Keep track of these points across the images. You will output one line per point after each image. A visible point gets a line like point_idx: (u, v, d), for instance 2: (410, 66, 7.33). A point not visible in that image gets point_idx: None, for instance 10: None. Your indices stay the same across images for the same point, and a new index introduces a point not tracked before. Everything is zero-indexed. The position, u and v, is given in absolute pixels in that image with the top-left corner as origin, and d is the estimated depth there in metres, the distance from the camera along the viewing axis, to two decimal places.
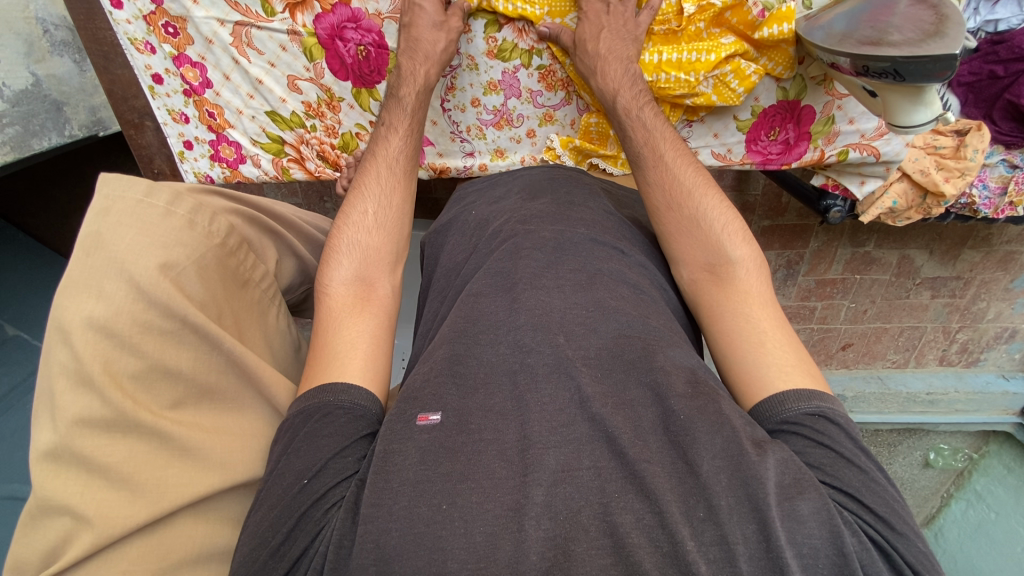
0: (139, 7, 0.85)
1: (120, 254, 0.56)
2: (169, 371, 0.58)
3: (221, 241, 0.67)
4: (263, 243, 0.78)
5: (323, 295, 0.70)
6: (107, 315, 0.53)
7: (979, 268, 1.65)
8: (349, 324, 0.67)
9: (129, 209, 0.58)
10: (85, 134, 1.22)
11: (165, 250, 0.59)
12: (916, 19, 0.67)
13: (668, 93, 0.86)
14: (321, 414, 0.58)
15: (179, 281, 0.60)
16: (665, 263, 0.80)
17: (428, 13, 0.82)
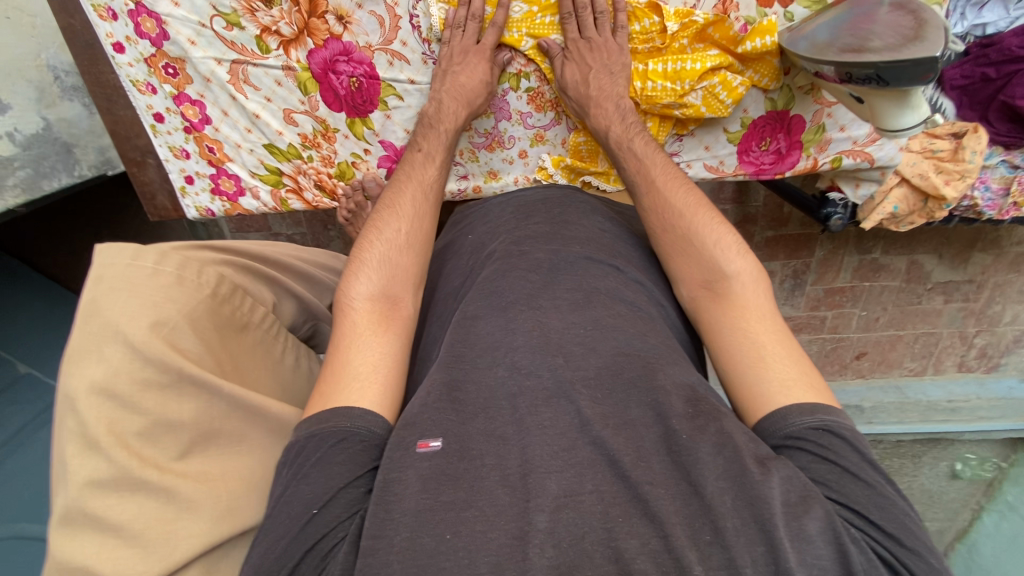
0: (140, 50, 0.88)
1: (115, 317, 0.57)
2: (172, 423, 0.58)
3: (212, 291, 0.69)
4: (259, 288, 0.80)
5: (346, 308, 0.69)
6: (107, 377, 0.55)
7: (991, 271, 1.62)
8: (374, 342, 0.66)
9: (120, 273, 0.60)
10: (94, 174, 1.25)
11: (158, 308, 0.60)
12: (895, 25, 0.67)
13: (655, 101, 0.86)
14: (336, 439, 0.57)
15: (173, 337, 0.61)
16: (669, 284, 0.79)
17: (462, 38, 0.84)
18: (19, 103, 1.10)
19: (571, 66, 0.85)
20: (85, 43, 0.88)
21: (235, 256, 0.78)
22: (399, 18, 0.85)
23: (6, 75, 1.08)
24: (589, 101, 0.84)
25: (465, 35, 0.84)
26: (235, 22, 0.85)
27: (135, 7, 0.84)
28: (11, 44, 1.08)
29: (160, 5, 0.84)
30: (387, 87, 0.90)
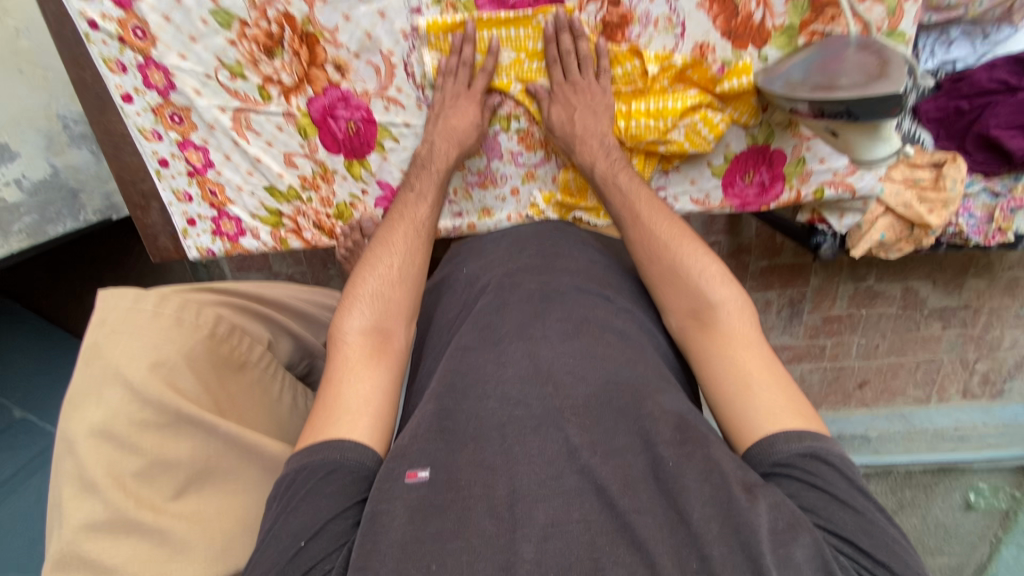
0: (148, 101, 0.92)
1: (116, 360, 0.60)
2: (169, 463, 0.61)
3: (210, 331, 0.71)
4: (254, 326, 0.82)
5: (339, 342, 0.70)
6: (106, 420, 0.58)
7: (987, 296, 1.64)
8: (365, 375, 0.66)
9: (123, 317, 0.63)
10: (99, 218, 1.29)
11: (158, 350, 0.63)
12: (861, 65, 0.71)
13: (639, 139, 0.90)
14: (325, 471, 0.57)
15: (171, 378, 0.63)
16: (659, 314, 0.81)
17: (455, 83, 0.88)
18: (29, 151, 1.14)
19: (557, 107, 0.88)
20: (96, 95, 0.92)
21: (232, 297, 0.82)
22: (394, 67, 0.89)
23: (18, 125, 1.12)
24: (573, 139, 0.88)
25: (458, 80, 0.88)
26: (239, 73, 0.90)
27: (144, 61, 0.89)
28: (24, 95, 1.13)
29: (168, 59, 0.89)
30: (384, 130, 0.94)
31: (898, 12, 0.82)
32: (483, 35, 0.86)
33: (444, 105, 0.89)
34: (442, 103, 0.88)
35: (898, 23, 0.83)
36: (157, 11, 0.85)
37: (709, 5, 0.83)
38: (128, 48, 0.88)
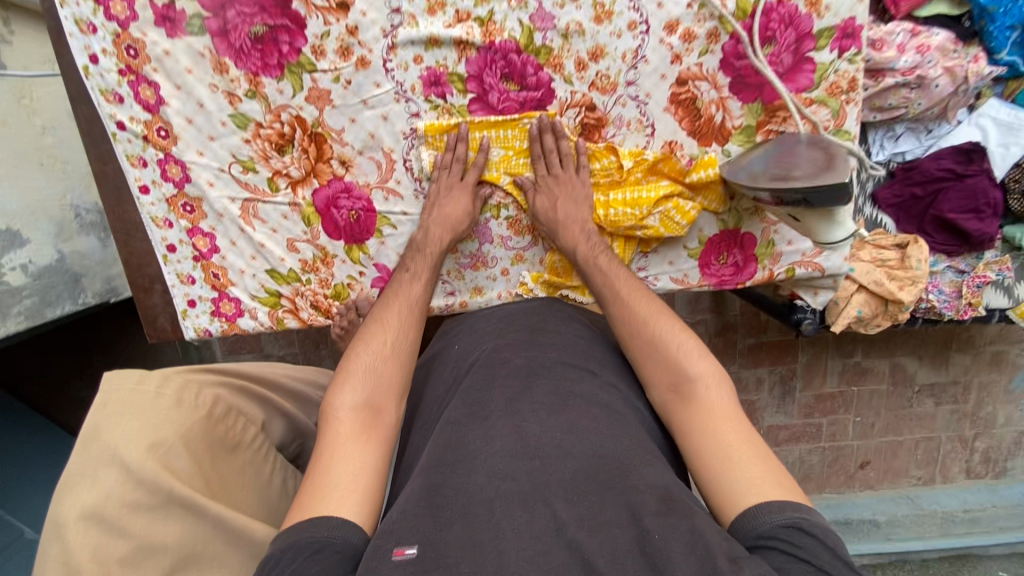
0: (163, 191, 0.99)
1: (113, 442, 0.63)
2: (155, 548, 0.62)
3: (208, 412, 0.74)
4: (249, 405, 0.83)
5: (329, 419, 0.71)
6: (99, 503, 0.60)
7: (974, 371, 1.68)
8: (354, 452, 0.67)
9: (124, 398, 0.67)
10: (97, 300, 1.33)
11: (155, 431, 0.66)
12: (812, 159, 0.80)
13: (619, 224, 0.97)
14: (312, 549, 0.56)
15: (166, 459, 0.66)
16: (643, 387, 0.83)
17: (450, 175, 0.96)
18: (40, 238, 1.20)
19: (541, 196, 0.96)
20: (115, 187, 0.99)
21: (232, 377, 0.84)
22: (394, 162, 0.98)
23: (34, 214, 1.20)
24: (556, 223, 0.95)
25: (453, 173, 0.96)
26: (251, 168, 0.98)
27: (164, 157, 0.97)
28: (43, 187, 1.22)
29: (186, 155, 0.97)
30: (382, 217, 1.01)
31: (841, 113, 0.93)
32: (475, 135, 0.96)
33: (440, 194, 0.96)
34: (438, 193, 0.96)
35: (842, 122, 0.94)
36: (182, 115, 0.95)
37: (675, 109, 0.94)
38: (151, 146, 0.96)
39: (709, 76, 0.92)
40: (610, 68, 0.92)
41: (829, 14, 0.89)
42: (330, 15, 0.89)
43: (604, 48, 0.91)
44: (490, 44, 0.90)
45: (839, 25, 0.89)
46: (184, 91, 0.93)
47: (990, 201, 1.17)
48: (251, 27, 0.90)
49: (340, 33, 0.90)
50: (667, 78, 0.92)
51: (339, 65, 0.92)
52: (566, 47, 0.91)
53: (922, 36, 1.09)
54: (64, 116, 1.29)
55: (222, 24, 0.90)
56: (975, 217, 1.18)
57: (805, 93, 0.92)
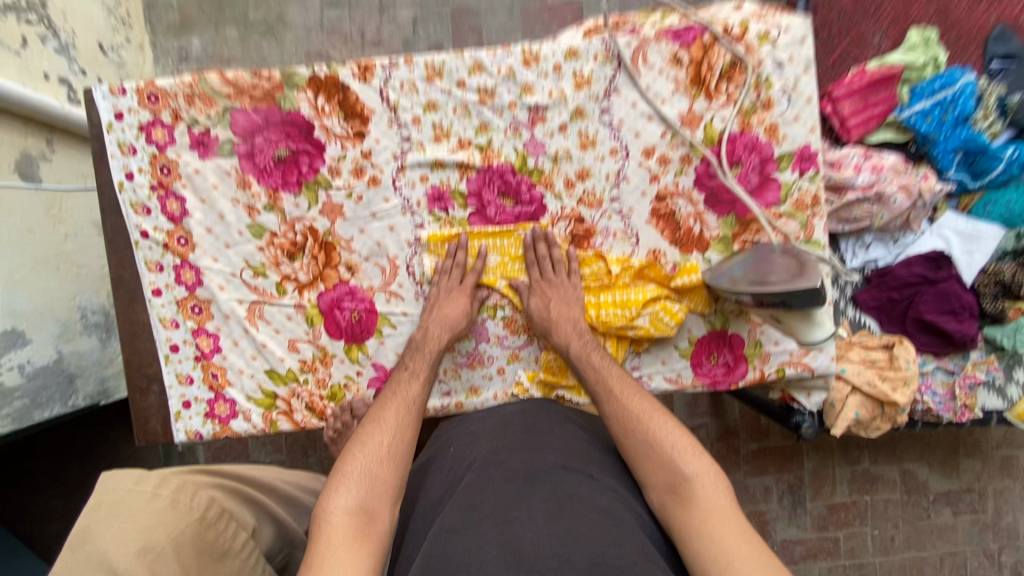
0: (175, 294, 1.04)
1: (104, 542, 0.72)
2: None
3: (201, 515, 0.81)
4: (242, 510, 0.89)
5: (322, 523, 0.76)
6: None
7: (988, 478, 1.65)
8: (345, 558, 0.72)
9: (118, 499, 0.77)
10: (86, 402, 1.33)
11: (146, 533, 0.74)
12: (785, 265, 0.87)
13: (610, 324, 1.01)
14: None
15: (155, 562, 0.73)
16: (638, 486, 0.87)
17: (450, 278, 1.02)
18: (44, 339, 1.23)
19: (535, 297, 1.01)
20: (129, 291, 1.04)
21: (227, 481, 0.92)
22: (398, 268, 1.04)
23: (42, 316, 1.23)
24: (549, 323, 0.99)
25: (454, 276, 1.02)
26: (261, 272, 1.04)
27: (181, 262, 1.03)
28: (55, 291, 1.27)
29: (202, 261, 1.03)
30: (383, 318, 1.05)
31: (809, 225, 1.02)
32: (474, 243, 1.03)
33: (440, 296, 1.01)
34: (439, 294, 1.01)
35: (811, 233, 1.03)
36: (203, 225, 1.03)
37: (656, 222, 1.03)
38: (170, 252, 1.03)
39: (686, 193, 1.02)
40: (596, 187, 1.02)
41: (787, 141, 1.01)
42: (347, 141, 1.01)
43: (590, 170, 1.02)
44: (488, 166, 1.02)
45: (796, 151, 1.01)
46: (208, 204, 1.02)
47: (965, 303, 1.23)
48: (276, 151, 1.01)
49: (355, 156, 1.01)
50: (647, 195, 1.02)
51: (352, 183, 1.02)
52: (556, 169, 1.02)
53: (875, 159, 1.22)
54: (87, 225, 1.39)
55: (249, 148, 1.01)
56: (954, 319, 1.23)
57: (774, 208, 1.02)
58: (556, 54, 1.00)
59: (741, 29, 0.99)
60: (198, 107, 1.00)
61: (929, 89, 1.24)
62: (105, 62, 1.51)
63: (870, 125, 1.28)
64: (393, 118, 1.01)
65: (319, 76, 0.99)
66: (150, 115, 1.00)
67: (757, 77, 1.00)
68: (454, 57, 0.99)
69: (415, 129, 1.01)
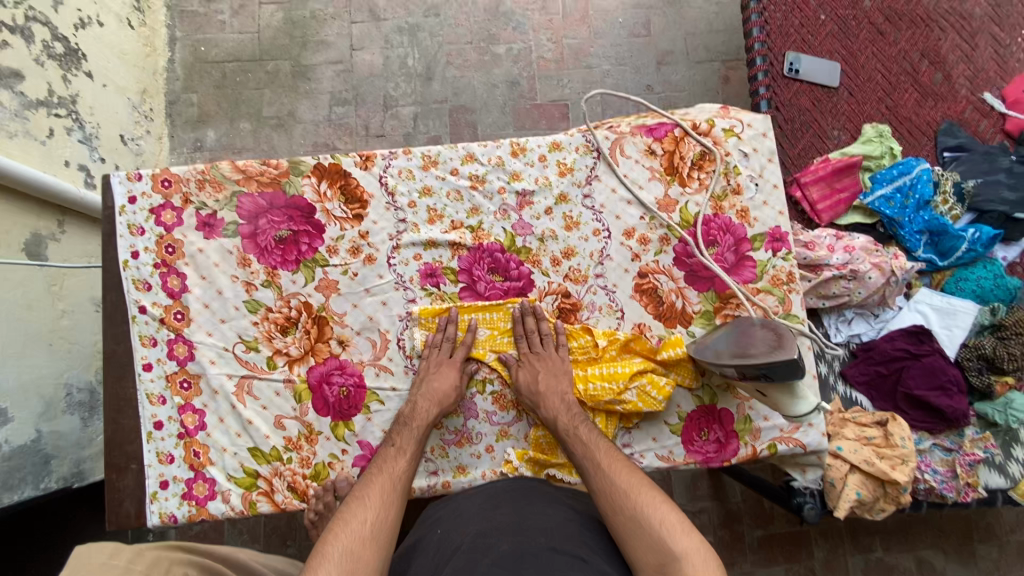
0: (165, 369, 1.04)
1: None
2: None
3: None
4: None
5: None
6: None
7: (1005, 566, 1.62)
8: None
9: (91, 570, 0.77)
10: (59, 485, 1.28)
11: None
12: (764, 338, 0.89)
13: (598, 398, 1.00)
14: None
15: None
16: (627, 566, 0.86)
17: (440, 352, 1.03)
18: (27, 416, 1.21)
19: (524, 370, 1.02)
20: (119, 365, 1.04)
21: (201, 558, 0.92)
22: (389, 341, 1.06)
23: (26, 393, 1.22)
24: (538, 396, 0.99)
25: (444, 351, 1.04)
26: (253, 346, 1.05)
27: (175, 337, 1.05)
28: (44, 367, 1.27)
29: (195, 335, 1.05)
30: (372, 393, 1.05)
31: (786, 300, 1.06)
32: (464, 318, 1.06)
33: (429, 369, 1.02)
34: (429, 368, 1.02)
35: (790, 308, 1.07)
36: (201, 300, 1.05)
37: (640, 297, 1.07)
38: (165, 327, 1.05)
39: (666, 270, 1.07)
40: (581, 264, 1.07)
41: (759, 223, 1.08)
42: (346, 223, 1.07)
43: (574, 249, 1.07)
44: (480, 245, 1.07)
45: (768, 232, 1.08)
46: (207, 281, 1.06)
47: (952, 378, 1.24)
48: (277, 231, 1.06)
49: (353, 236, 1.07)
50: (630, 272, 1.07)
51: (349, 261, 1.07)
52: (542, 248, 1.08)
53: (846, 239, 1.30)
54: (86, 302, 1.42)
55: (252, 229, 1.07)
56: (943, 394, 1.24)
57: (751, 284, 1.07)
58: (541, 147, 1.10)
59: (707, 126, 1.10)
60: (207, 192, 1.07)
61: (888, 176, 1.36)
62: (125, 150, 1.62)
63: (839, 208, 1.38)
64: (390, 202, 1.08)
65: (323, 165, 1.08)
66: (162, 198, 1.07)
67: (726, 166, 1.09)
68: (449, 149, 1.09)
69: (410, 212, 1.08)
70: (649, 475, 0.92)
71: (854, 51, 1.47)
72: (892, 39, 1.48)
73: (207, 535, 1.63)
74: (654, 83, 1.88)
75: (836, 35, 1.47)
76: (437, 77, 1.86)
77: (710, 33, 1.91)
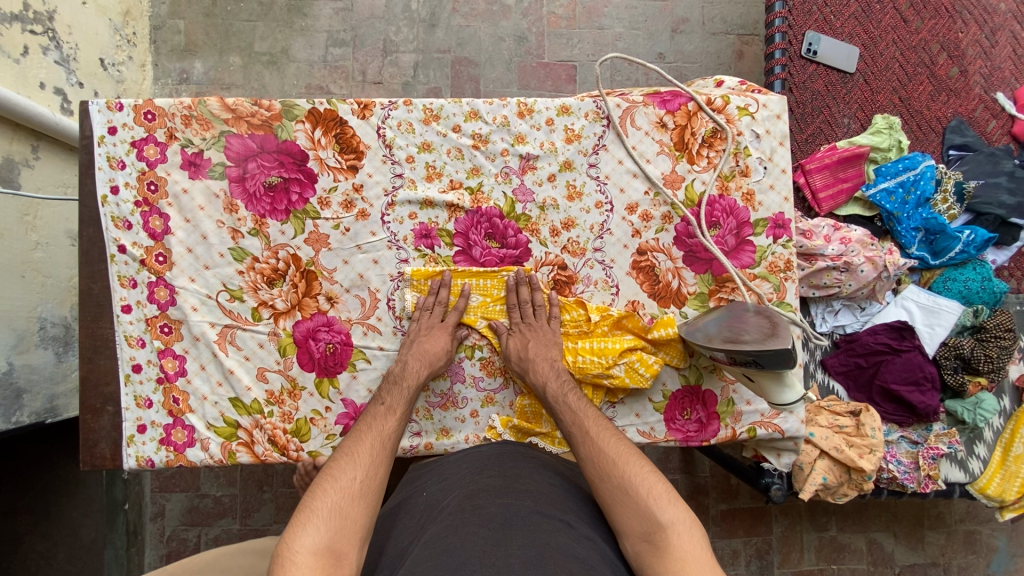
0: (145, 312, 1.01)
1: None
2: None
3: None
4: None
5: (288, 565, 0.75)
6: None
7: (950, 552, 1.72)
8: None
9: None
10: (31, 420, 1.26)
11: None
12: (759, 324, 0.89)
13: (587, 371, 1.00)
14: None
15: None
16: (610, 532, 0.89)
17: (431, 317, 1.02)
18: None
19: (515, 337, 1.01)
20: (96, 304, 1.00)
21: None
22: (378, 301, 1.04)
23: None
24: (527, 364, 0.98)
25: (436, 315, 1.02)
26: (238, 295, 1.02)
27: (156, 280, 1.01)
28: (16, 299, 1.23)
29: (178, 280, 1.01)
30: (358, 351, 1.03)
31: (782, 288, 1.06)
32: (457, 282, 1.04)
33: (419, 332, 1.00)
34: (419, 331, 1.00)
35: (784, 296, 1.07)
36: (184, 243, 1.01)
37: (636, 273, 1.05)
38: (146, 269, 1.01)
39: (665, 249, 1.05)
40: (580, 236, 1.05)
41: (763, 208, 1.06)
42: (340, 173, 1.02)
43: (575, 220, 1.05)
44: (478, 208, 1.04)
45: (771, 217, 1.06)
46: (192, 224, 1.01)
47: (928, 374, 1.27)
48: (267, 177, 1.01)
49: (346, 189, 1.03)
50: (629, 248, 1.05)
51: (341, 214, 1.03)
52: (542, 217, 1.05)
53: (843, 230, 1.28)
54: (61, 235, 1.36)
55: (241, 172, 1.01)
56: (917, 390, 1.27)
57: (748, 269, 1.06)
58: (548, 109, 1.05)
59: (722, 102, 1.06)
60: (194, 128, 1.01)
61: (893, 170, 1.34)
62: (105, 76, 1.52)
63: (840, 199, 1.36)
64: (388, 155, 1.03)
65: (318, 110, 1.02)
66: (145, 132, 1.01)
67: (736, 146, 1.06)
68: (452, 103, 1.04)
69: (408, 167, 1.03)
70: (635, 445, 0.93)
71: (875, 37, 1.42)
72: (914, 27, 1.43)
73: (183, 476, 1.64)
74: (666, 51, 1.81)
75: (859, 16, 1.42)
76: (441, 25, 1.76)
77: (729, 4, 1.84)
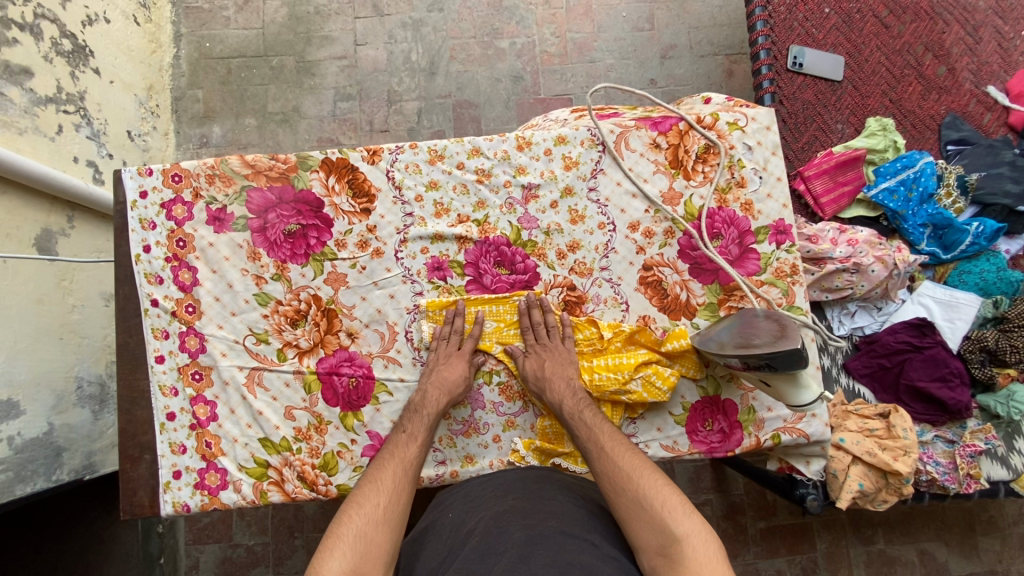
0: (177, 361, 1.06)
1: None
2: None
3: None
4: None
5: None
6: None
7: (1008, 558, 1.64)
8: None
9: None
10: (71, 477, 1.30)
11: None
12: (768, 328, 0.90)
13: (604, 388, 1.02)
14: None
15: None
16: (629, 548, 0.89)
17: (448, 346, 1.05)
18: (39, 409, 1.23)
19: (531, 359, 1.04)
20: (132, 357, 1.06)
21: None
22: (397, 333, 1.08)
23: (38, 386, 1.24)
24: (545, 384, 1.00)
25: (452, 343, 1.06)
26: (264, 338, 1.07)
27: (186, 330, 1.06)
28: (55, 360, 1.29)
29: (206, 328, 1.07)
30: (380, 384, 1.07)
31: (790, 292, 1.07)
32: (471, 310, 1.08)
33: (438, 360, 1.04)
34: (439, 360, 1.04)
35: (793, 300, 1.08)
36: (212, 293, 1.07)
37: (645, 289, 1.08)
38: (177, 320, 1.06)
39: (671, 263, 1.08)
40: (586, 257, 1.08)
41: (763, 216, 1.09)
42: (354, 217, 1.08)
43: (579, 242, 1.09)
44: (486, 238, 1.08)
45: (771, 224, 1.09)
46: (218, 274, 1.07)
47: (953, 370, 1.25)
48: (287, 225, 1.08)
49: (361, 230, 1.08)
50: (634, 265, 1.08)
51: (357, 254, 1.08)
52: (548, 241, 1.09)
53: (849, 232, 1.29)
54: (96, 297, 1.44)
55: (262, 223, 1.08)
56: (945, 387, 1.25)
57: (755, 276, 1.08)
58: (546, 140, 1.10)
59: (712, 119, 1.11)
60: (218, 186, 1.09)
61: (891, 169, 1.36)
62: (132, 146, 1.64)
63: (842, 202, 1.38)
64: (397, 196, 1.09)
65: (330, 160, 1.09)
66: (173, 193, 1.08)
67: (730, 159, 1.10)
68: (455, 143, 1.10)
69: (417, 206, 1.09)
70: (651, 458, 0.94)
71: (858, 45, 1.47)
72: (896, 32, 1.48)
73: (216, 527, 1.66)
74: (658, 77, 1.88)
75: (840, 27, 1.47)
76: (441, 72, 1.87)
77: (714, 27, 1.92)
